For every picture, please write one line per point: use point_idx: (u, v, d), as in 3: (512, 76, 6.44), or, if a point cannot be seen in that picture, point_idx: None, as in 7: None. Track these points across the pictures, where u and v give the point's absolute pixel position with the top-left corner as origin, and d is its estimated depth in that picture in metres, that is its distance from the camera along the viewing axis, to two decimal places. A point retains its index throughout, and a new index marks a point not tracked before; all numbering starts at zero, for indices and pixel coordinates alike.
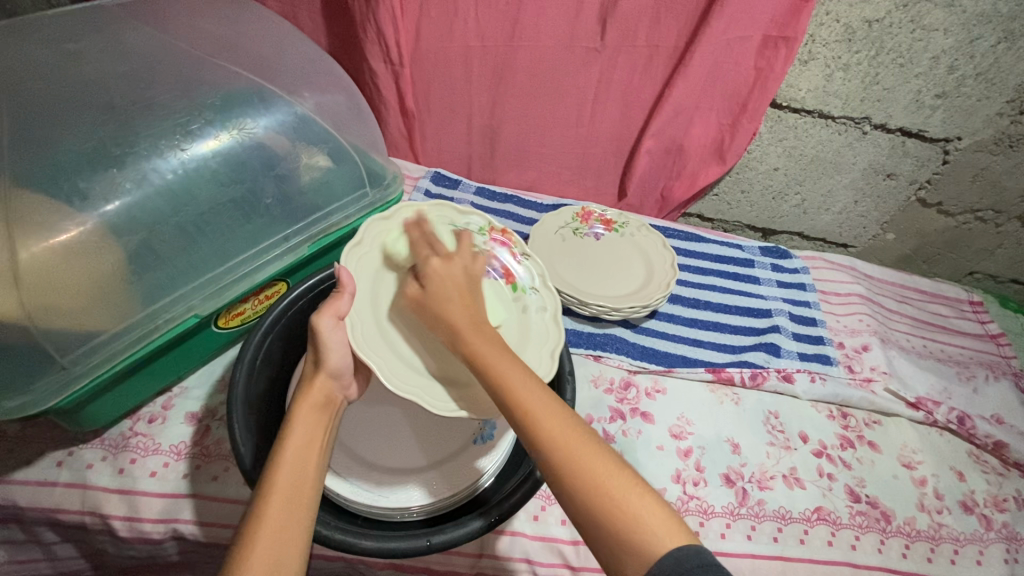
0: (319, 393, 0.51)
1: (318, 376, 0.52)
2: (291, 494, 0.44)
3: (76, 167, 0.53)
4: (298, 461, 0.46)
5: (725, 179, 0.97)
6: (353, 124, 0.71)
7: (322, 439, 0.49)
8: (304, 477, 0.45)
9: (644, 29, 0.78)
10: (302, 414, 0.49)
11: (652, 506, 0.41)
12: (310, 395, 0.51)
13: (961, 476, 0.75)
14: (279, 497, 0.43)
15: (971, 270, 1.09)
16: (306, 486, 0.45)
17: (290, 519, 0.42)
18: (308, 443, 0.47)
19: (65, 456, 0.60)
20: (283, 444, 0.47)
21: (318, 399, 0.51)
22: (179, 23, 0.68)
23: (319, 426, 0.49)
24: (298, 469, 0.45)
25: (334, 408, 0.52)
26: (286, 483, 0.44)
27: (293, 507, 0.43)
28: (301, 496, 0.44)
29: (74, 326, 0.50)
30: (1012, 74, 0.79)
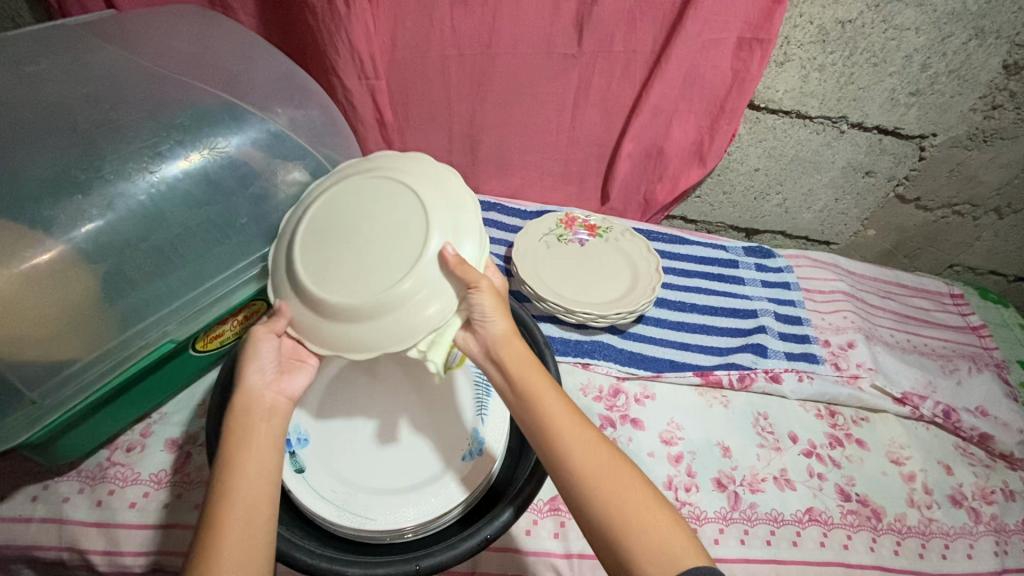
0: (252, 401, 0.49)
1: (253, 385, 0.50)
2: (250, 492, 0.43)
3: (39, 193, 0.51)
4: (255, 463, 0.45)
5: (707, 181, 0.97)
6: (328, 138, 0.70)
7: (264, 440, 0.47)
8: (262, 476, 0.44)
9: (620, 34, 0.77)
10: (236, 425, 0.47)
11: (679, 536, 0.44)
12: (238, 404, 0.48)
13: (949, 469, 0.76)
14: (236, 503, 0.42)
15: (951, 263, 1.11)
16: (261, 485, 0.44)
17: (249, 517, 0.42)
18: (250, 452, 0.45)
19: (40, 490, 0.58)
20: (227, 455, 0.45)
21: (252, 407, 0.49)
22: (147, 41, 0.66)
23: (262, 428, 0.47)
24: (248, 471, 0.44)
25: (273, 410, 0.50)
26: (239, 486, 0.43)
27: (250, 510, 0.42)
28: (253, 500, 0.43)
29: (42, 357, 0.48)
30: (983, 71, 0.80)
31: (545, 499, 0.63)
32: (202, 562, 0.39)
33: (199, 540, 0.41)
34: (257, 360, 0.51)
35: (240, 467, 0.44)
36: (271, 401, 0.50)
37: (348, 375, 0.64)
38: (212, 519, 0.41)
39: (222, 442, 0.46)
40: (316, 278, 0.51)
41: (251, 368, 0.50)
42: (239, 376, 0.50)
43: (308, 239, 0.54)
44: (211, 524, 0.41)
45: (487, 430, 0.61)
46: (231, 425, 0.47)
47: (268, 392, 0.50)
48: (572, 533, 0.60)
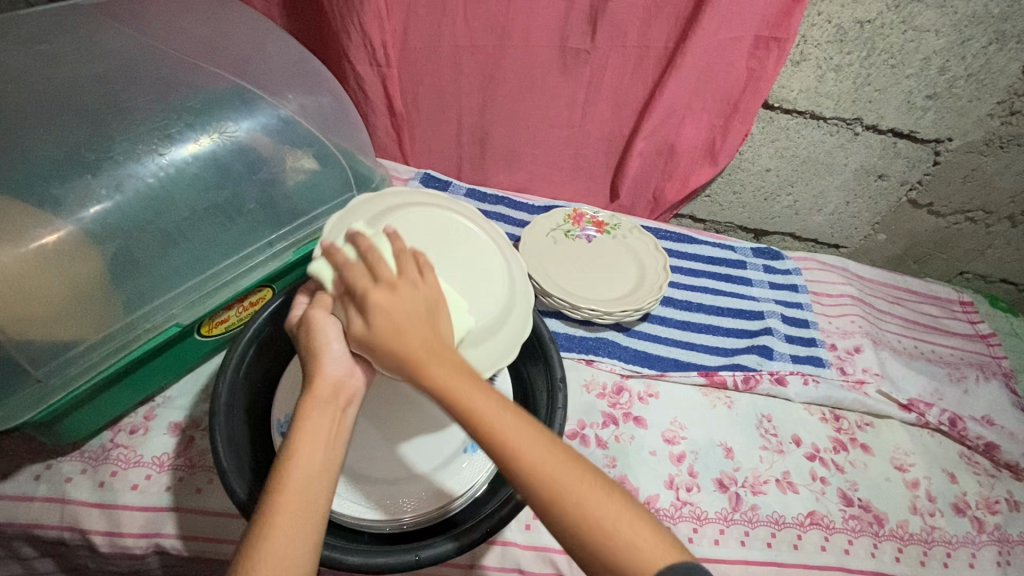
0: (325, 386, 0.45)
1: (323, 370, 0.45)
2: (308, 489, 0.40)
3: (50, 173, 0.51)
4: (321, 461, 0.42)
5: (717, 180, 0.97)
6: (339, 126, 0.70)
7: (336, 435, 0.44)
8: (323, 475, 0.41)
9: (634, 29, 0.76)
10: (312, 413, 0.44)
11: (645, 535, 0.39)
12: (317, 391, 0.44)
13: (953, 478, 0.75)
14: (292, 500, 0.40)
15: (961, 270, 1.10)
16: (320, 485, 0.41)
17: (305, 514, 0.40)
18: (319, 443, 0.42)
19: (43, 469, 0.58)
20: (297, 443, 0.42)
21: (324, 394, 0.45)
22: (160, 23, 0.66)
23: (333, 420, 0.44)
24: (315, 466, 0.41)
25: (347, 398, 0.46)
26: (299, 483, 0.40)
27: (308, 506, 0.40)
28: (313, 500, 0.40)
29: (49, 336, 0.48)
30: (1002, 75, 0.79)
31: None
32: (253, 549, 0.38)
33: (252, 525, 0.39)
34: (328, 343, 0.46)
35: (305, 460, 0.41)
36: (351, 390, 0.46)
37: None
38: (269, 509, 0.39)
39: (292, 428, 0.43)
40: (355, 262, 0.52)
41: (327, 355, 0.46)
42: (312, 361, 0.46)
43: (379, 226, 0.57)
44: (267, 507, 0.39)
45: None
46: (306, 408, 0.44)
47: (349, 382, 0.46)
48: None
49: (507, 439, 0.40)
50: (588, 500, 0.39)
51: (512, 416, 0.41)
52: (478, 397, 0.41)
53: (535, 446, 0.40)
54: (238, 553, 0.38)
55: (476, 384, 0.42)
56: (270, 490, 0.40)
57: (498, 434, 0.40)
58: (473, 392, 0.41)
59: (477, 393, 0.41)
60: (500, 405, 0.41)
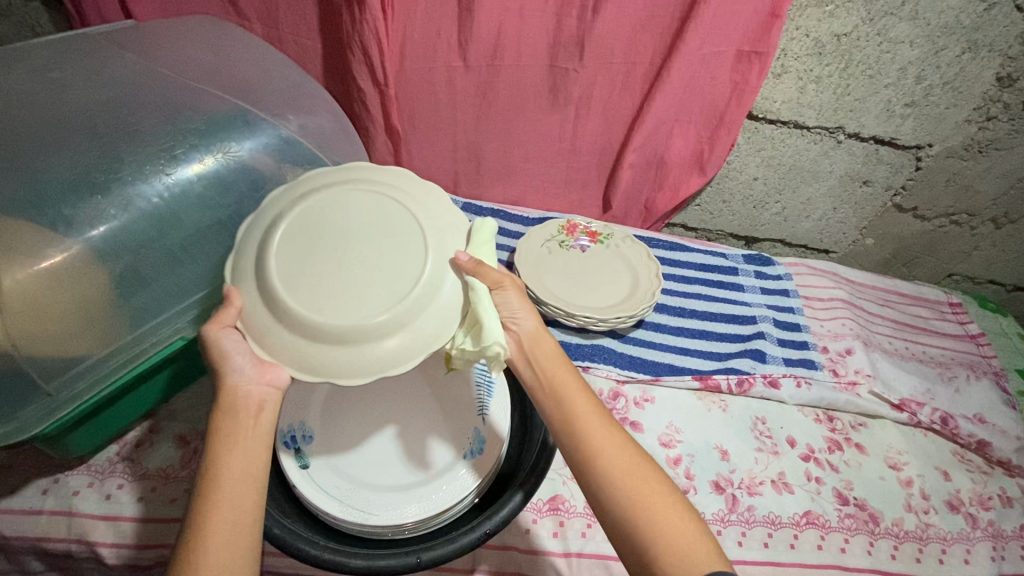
0: (230, 397, 0.46)
1: (229, 383, 0.46)
2: (231, 498, 0.41)
3: (62, 195, 0.54)
4: (243, 466, 0.43)
5: (707, 190, 0.99)
6: (338, 144, 0.72)
7: (257, 441, 0.45)
8: (246, 480, 0.43)
9: (622, 46, 0.79)
10: (223, 425, 0.45)
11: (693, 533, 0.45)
12: (226, 403, 0.46)
13: (947, 475, 0.76)
14: (219, 508, 0.41)
15: (949, 272, 1.12)
16: (245, 492, 0.42)
17: (239, 517, 0.41)
18: (237, 452, 0.44)
19: (50, 483, 0.59)
20: (216, 457, 0.43)
21: (231, 404, 0.46)
22: (165, 50, 0.69)
23: (246, 430, 0.45)
24: (235, 475, 0.43)
25: (259, 404, 0.47)
26: (224, 490, 0.42)
27: (237, 512, 0.41)
28: (240, 505, 0.42)
29: (60, 351, 0.50)
30: (977, 83, 0.82)
31: (545, 499, 0.64)
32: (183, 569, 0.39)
33: (182, 547, 0.40)
34: (230, 362, 0.47)
35: (226, 472, 0.43)
36: (261, 399, 0.47)
37: None
38: (195, 527, 0.40)
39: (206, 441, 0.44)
40: (290, 271, 0.48)
41: (231, 366, 0.47)
42: (219, 377, 0.47)
43: (308, 214, 0.51)
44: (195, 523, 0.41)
45: (488, 429, 0.61)
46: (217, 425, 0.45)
47: (255, 390, 0.47)
48: (571, 532, 0.61)
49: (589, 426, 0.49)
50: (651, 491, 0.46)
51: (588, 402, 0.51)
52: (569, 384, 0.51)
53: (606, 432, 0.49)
54: (174, 568, 0.39)
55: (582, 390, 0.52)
56: (192, 512, 0.41)
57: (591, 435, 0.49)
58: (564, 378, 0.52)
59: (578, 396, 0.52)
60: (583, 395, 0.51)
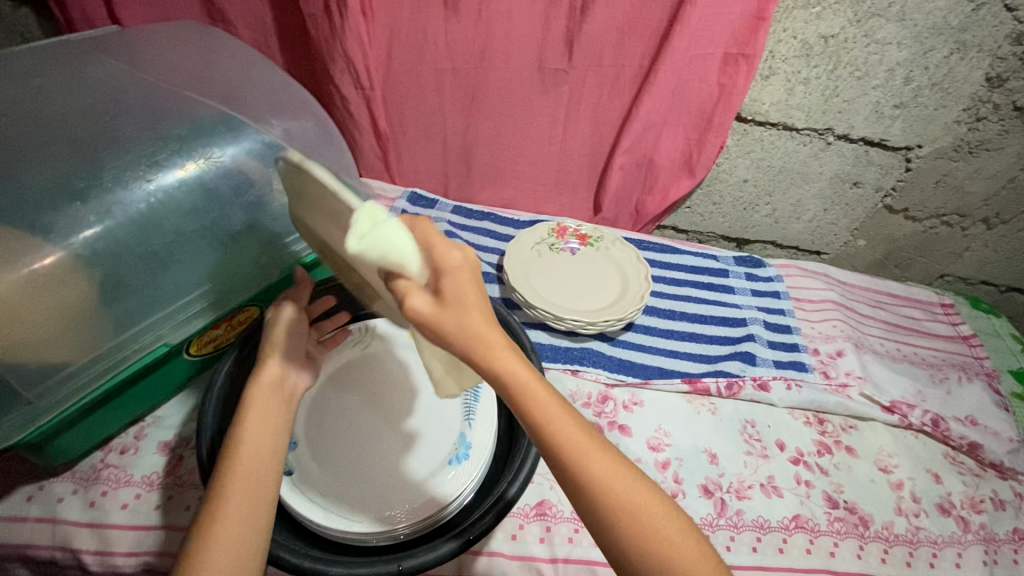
0: (269, 377, 0.53)
1: (267, 367, 0.54)
2: (257, 473, 0.47)
3: (42, 201, 0.53)
4: (266, 443, 0.49)
5: (697, 192, 0.99)
6: (323, 149, 0.72)
7: (281, 423, 0.51)
8: (271, 456, 0.48)
9: (609, 48, 0.79)
10: (254, 399, 0.51)
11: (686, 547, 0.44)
12: (261, 381, 0.52)
13: (937, 478, 0.76)
14: (241, 479, 0.46)
15: (942, 273, 1.12)
16: (267, 467, 0.47)
17: (257, 488, 0.46)
18: (263, 429, 0.49)
19: (34, 491, 0.59)
20: (243, 431, 0.49)
21: (269, 383, 0.53)
22: (149, 56, 0.69)
23: (276, 409, 0.51)
24: (258, 451, 0.48)
25: (289, 390, 0.54)
26: (249, 462, 0.47)
27: (258, 483, 0.46)
28: (260, 479, 0.47)
29: (40, 358, 0.50)
30: (965, 84, 0.82)
31: (532, 504, 0.64)
32: (203, 530, 0.43)
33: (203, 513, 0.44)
34: (276, 349, 0.56)
35: (250, 446, 0.48)
36: (291, 387, 0.54)
37: (338, 376, 0.65)
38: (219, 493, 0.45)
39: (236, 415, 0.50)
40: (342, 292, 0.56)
41: (275, 352, 0.55)
42: (264, 359, 0.55)
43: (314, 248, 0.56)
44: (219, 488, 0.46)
45: (474, 435, 0.61)
46: (248, 403, 0.50)
47: (290, 377, 0.55)
48: (558, 537, 0.61)
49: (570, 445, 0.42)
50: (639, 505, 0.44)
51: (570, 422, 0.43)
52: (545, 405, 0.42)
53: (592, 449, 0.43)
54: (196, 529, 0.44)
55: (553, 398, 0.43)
56: (217, 480, 0.46)
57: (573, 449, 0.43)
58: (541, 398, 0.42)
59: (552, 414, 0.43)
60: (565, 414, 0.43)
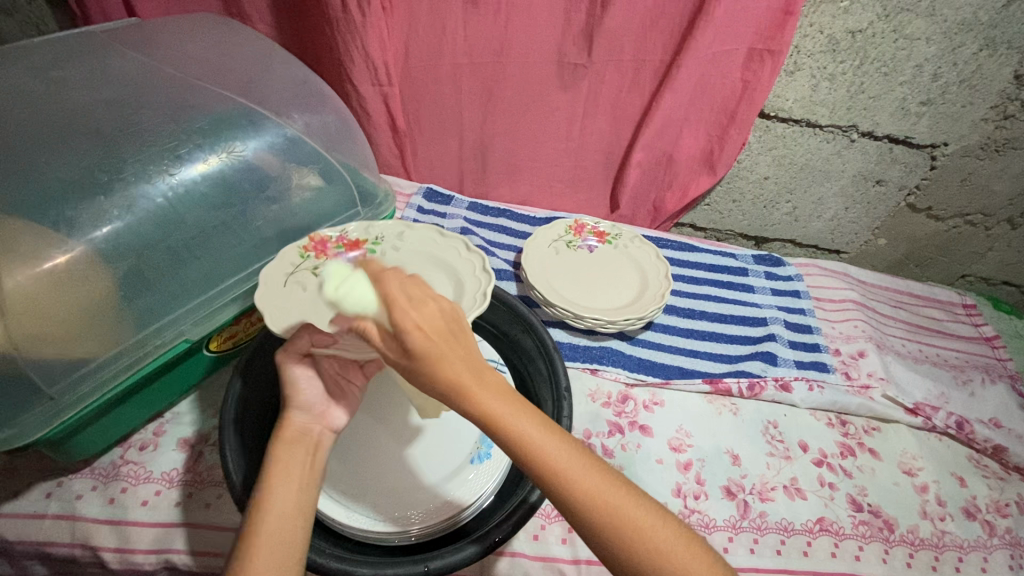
0: (293, 429, 0.48)
1: (291, 414, 0.49)
2: (283, 535, 0.42)
3: (64, 194, 0.53)
4: (293, 501, 0.44)
5: (717, 189, 0.98)
6: (343, 144, 0.72)
7: (308, 478, 0.46)
8: (297, 518, 0.43)
9: (631, 43, 0.78)
10: (280, 453, 0.46)
11: (699, 562, 0.41)
12: (286, 433, 0.48)
13: (962, 481, 0.75)
14: (268, 541, 0.41)
15: (963, 273, 1.10)
16: (294, 529, 0.42)
17: (284, 555, 0.41)
18: (290, 488, 0.44)
19: (54, 487, 0.59)
20: (267, 490, 0.44)
21: (292, 435, 0.48)
22: (169, 48, 0.68)
23: (303, 464, 0.46)
24: (285, 510, 0.43)
25: (313, 441, 0.49)
26: (275, 522, 0.42)
27: (283, 547, 0.41)
28: (289, 543, 0.42)
29: (62, 354, 0.49)
30: (994, 81, 0.80)
31: (554, 504, 0.63)
32: None
33: None
34: (301, 393, 0.50)
35: (277, 505, 0.43)
36: (316, 438, 0.49)
37: None
38: (241, 560, 0.40)
39: (263, 471, 0.45)
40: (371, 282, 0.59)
41: (298, 399, 0.50)
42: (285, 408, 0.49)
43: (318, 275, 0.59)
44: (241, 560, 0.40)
45: None
46: (273, 459, 0.46)
47: (314, 428, 0.49)
48: (580, 538, 0.60)
49: (556, 466, 0.41)
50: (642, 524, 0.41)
51: (551, 441, 0.41)
52: (527, 427, 0.40)
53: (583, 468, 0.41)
54: None
55: (525, 410, 0.41)
56: (241, 546, 0.41)
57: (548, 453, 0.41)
58: (518, 417, 0.40)
59: (527, 420, 0.41)
60: (547, 431, 0.41)
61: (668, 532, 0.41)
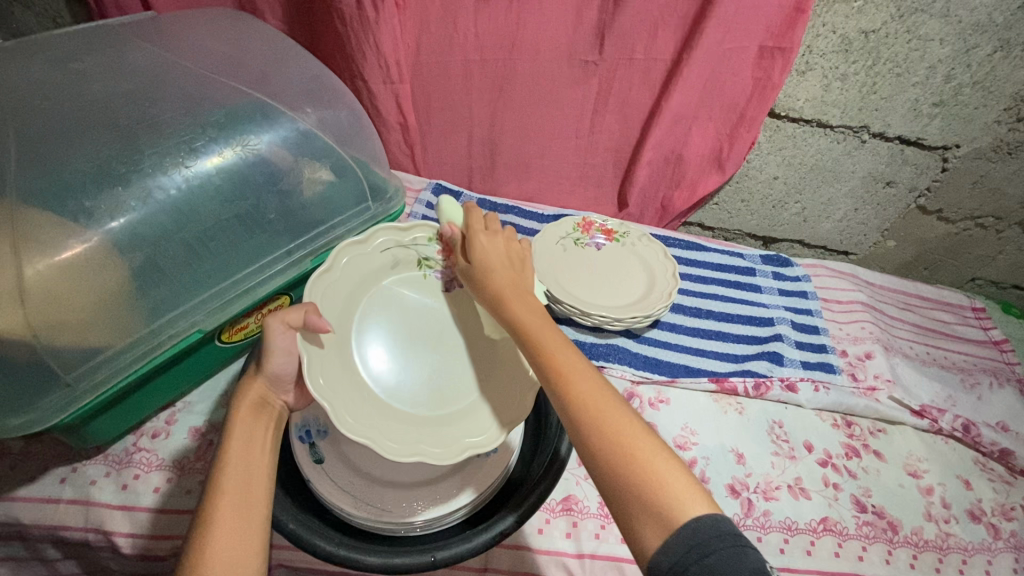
0: (253, 397, 0.52)
1: (256, 380, 0.52)
2: (244, 489, 0.45)
3: (83, 184, 0.54)
4: (250, 463, 0.47)
5: (725, 189, 0.98)
6: (355, 138, 0.72)
7: (263, 440, 0.49)
8: (255, 474, 0.46)
9: (642, 42, 0.78)
10: (239, 420, 0.50)
11: (678, 478, 0.42)
12: (245, 402, 0.51)
13: (968, 484, 0.75)
14: (230, 494, 0.44)
15: (972, 276, 1.10)
16: (251, 486, 0.45)
17: (246, 506, 0.44)
18: (246, 450, 0.47)
19: (67, 472, 0.60)
20: (226, 451, 0.47)
21: (253, 403, 0.51)
22: (185, 42, 0.69)
23: (261, 430, 0.50)
24: (243, 469, 0.46)
25: (270, 410, 0.52)
26: (234, 479, 0.45)
27: (244, 500, 0.44)
28: (248, 498, 0.45)
29: (79, 342, 0.50)
30: (1008, 82, 0.80)
31: (558, 499, 0.63)
32: (194, 556, 0.41)
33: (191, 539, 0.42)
34: (273, 359, 0.51)
35: (235, 464, 0.46)
36: (275, 410, 0.53)
37: None
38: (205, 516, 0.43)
39: (223, 436, 0.48)
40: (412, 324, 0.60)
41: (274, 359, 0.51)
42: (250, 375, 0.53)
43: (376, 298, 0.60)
44: (210, 507, 0.43)
45: None
46: (231, 426, 0.49)
47: (272, 400, 0.53)
48: (584, 533, 0.61)
49: (564, 368, 0.48)
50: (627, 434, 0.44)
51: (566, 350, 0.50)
52: (545, 333, 0.52)
53: (584, 376, 0.48)
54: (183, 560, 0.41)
55: (545, 323, 0.53)
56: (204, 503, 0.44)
57: (559, 363, 0.49)
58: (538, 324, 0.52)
59: (545, 328, 0.52)
60: (564, 343, 0.51)
61: (650, 448, 0.43)
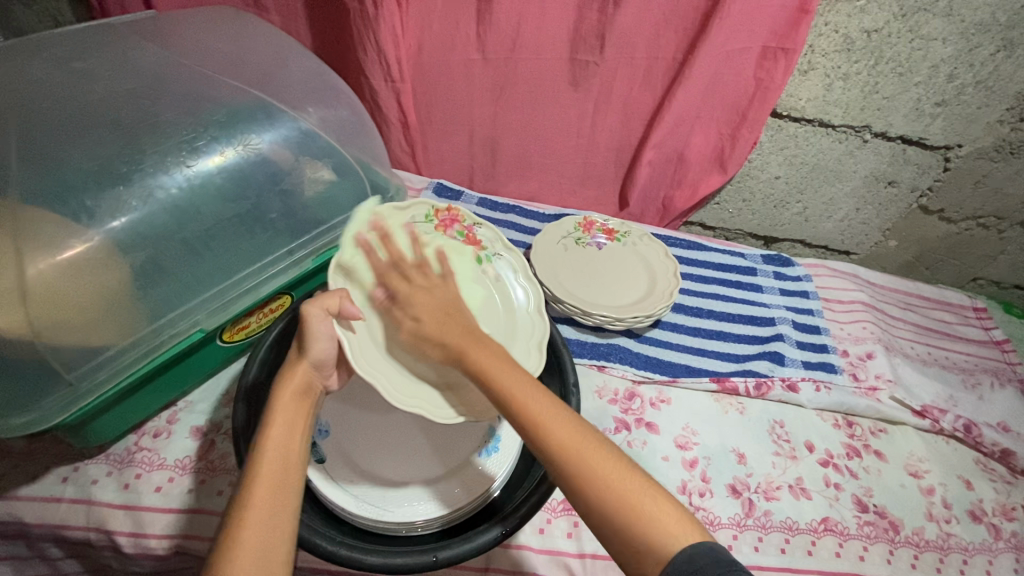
0: (300, 379, 0.51)
1: (301, 364, 0.51)
2: (280, 478, 0.44)
3: (83, 184, 0.54)
4: (290, 451, 0.46)
5: (727, 188, 0.98)
6: (356, 138, 0.72)
7: (302, 427, 0.49)
8: (291, 462, 0.46)
9: (644, 41, 0.78)
10: (283, 402, 0.49)
11: (670, 511, 0.41)
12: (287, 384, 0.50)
13: (969, 484, 0.75)
14: (268, 481, 0.44)
15: (974, 276, 1.10)
16: (289, 475, 0.45)
17: (282, 495, 0.44)
18: (287, 435, 0.47)
19: (69, 472, 0.60)
20: (267, 434, 0.47)
21: (300, 385, 0.51)
22: (186, 41, 0.69)
23: (302, 415, 0.49)
24: (282, 456, 0.46)
25: (313, 395, 0.52)
26: (273, 465, 0.45)
27: (280, 489, 0.44)
28: (284, 488, 0.44)
29: (80, 341, 0.50)
30: (1011, 82, 0.80)
31: (560, 499, 0.63)
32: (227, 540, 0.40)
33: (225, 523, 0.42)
34: (315, 341, 0.52)
35: (274, 451, 0.45)
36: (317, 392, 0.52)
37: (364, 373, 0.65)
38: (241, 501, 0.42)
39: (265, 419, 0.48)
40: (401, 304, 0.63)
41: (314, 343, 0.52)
42: (294, 357, 0.52)
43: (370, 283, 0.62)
44: (244, 494, 0.43)
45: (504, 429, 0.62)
46: (274, 407, 0.48)
47: (314, 384, 0.52)
48: (586, 533, 0.61)
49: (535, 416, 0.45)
50: (610, 475, 0.42)
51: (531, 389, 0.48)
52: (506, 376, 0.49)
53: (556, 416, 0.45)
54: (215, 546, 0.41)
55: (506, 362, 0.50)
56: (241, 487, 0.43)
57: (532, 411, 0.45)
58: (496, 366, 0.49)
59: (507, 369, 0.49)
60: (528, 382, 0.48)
61: (639, 486, 0.42)
